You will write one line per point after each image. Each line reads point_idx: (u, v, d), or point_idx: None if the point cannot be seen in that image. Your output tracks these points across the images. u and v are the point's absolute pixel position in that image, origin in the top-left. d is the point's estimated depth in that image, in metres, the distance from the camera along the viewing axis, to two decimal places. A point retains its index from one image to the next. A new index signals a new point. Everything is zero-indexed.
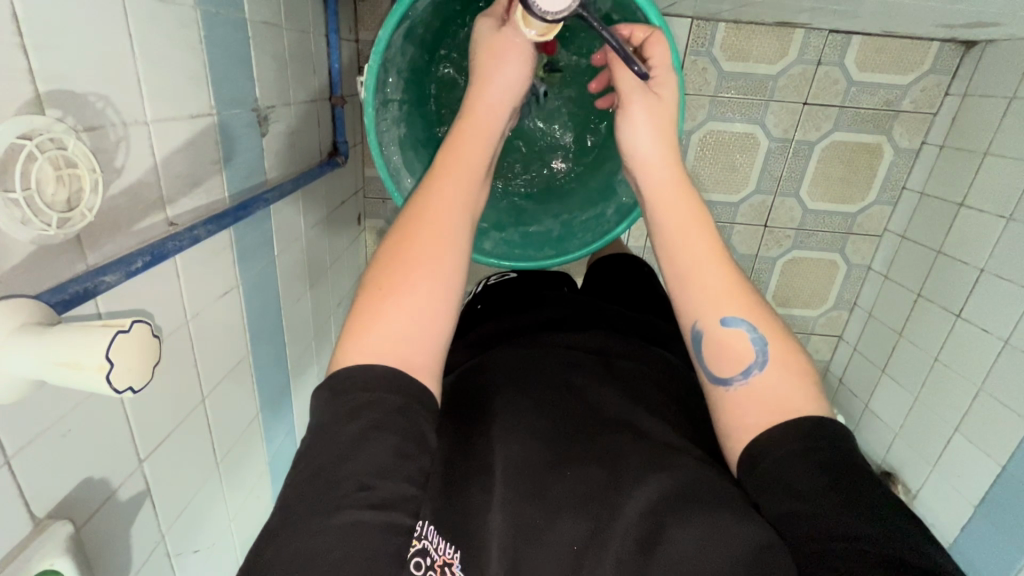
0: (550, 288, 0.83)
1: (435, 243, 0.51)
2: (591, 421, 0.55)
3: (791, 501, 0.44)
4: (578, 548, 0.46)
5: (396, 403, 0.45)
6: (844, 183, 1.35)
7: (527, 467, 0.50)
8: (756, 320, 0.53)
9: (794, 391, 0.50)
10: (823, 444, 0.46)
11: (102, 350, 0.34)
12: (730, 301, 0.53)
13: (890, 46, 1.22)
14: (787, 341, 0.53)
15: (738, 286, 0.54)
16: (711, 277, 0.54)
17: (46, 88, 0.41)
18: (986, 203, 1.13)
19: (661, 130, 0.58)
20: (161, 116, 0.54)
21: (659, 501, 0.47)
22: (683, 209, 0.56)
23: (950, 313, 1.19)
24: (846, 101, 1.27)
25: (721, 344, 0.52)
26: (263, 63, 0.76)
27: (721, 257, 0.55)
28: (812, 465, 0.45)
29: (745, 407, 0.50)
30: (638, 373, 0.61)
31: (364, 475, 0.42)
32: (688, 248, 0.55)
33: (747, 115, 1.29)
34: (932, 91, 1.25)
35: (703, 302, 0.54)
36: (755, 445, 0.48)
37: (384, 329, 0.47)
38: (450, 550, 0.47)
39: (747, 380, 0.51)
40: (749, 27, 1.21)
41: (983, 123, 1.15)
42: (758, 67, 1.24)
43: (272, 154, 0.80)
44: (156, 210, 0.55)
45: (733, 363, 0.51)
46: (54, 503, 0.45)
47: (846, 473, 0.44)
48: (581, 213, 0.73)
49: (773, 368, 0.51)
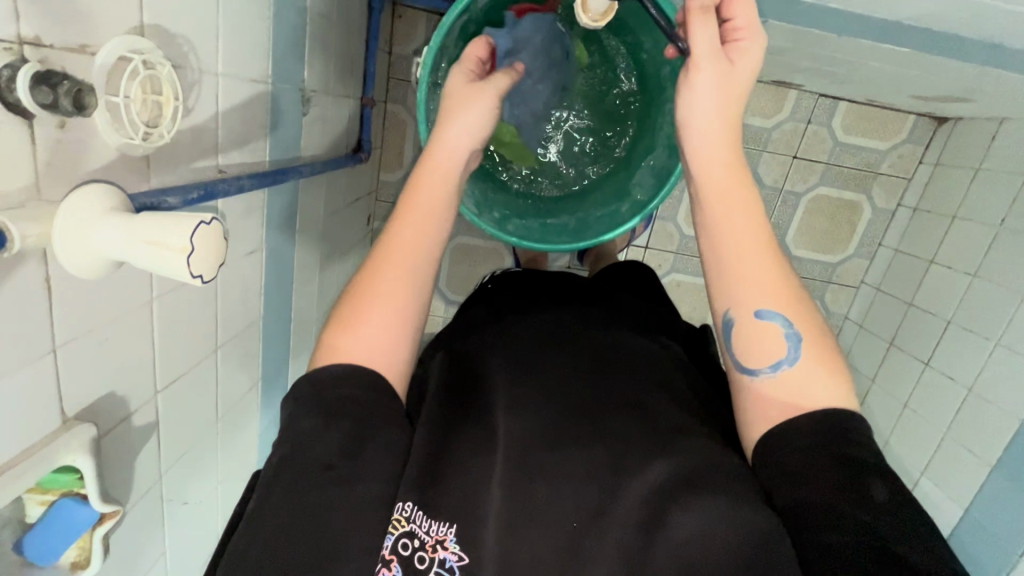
0: (559, 278, 0.86)
1: (414, 244, 0.54)
2: (598, 404, 0.54)
3: (794, 488, 0.45)
4: (578, 527, 0.47)
5: (355, 394, 0.48)
6: (826, 234, 1.45)
7: (527, 446, 0.50)
8: (797, 318, 0.50)
9: (821, 390, 0.48)
10: (840, 440, 0.45)
11: (186, 234, 0.37)
12: (769, 291, 0.50)
13: (871, 115, 1.35)
14: (828, 344, 0.50)
15: (783, 279, 0.51)
16: (753, 262, 0.51)
17: (149, 19, 0.46)
18: (954, 261, 1.23)
19: (723, 105, 0.54)
20: (228, 71, 0.59)
21: (664, 485, 0.47)
22: (733, 191, 0.53)
23: (919, 360, 1.27)
24: (830, 159, 1.39)
25: (754, 335, 0.50)
26: (312, 50, 0.82)
27: (765, 244, 0.51)
28: (811, 457, 0.45)
29: (770, 403, 0.49)
30: (645, 360, 0.62)
31: (328, 456, 0.45)
32: (734, 225, 0.52)
33: (740, 163, 1.39)
34: (908, 158, 1.38)
35: (739, 287, 0.51)
36: (768, 442, 0.47)
37: (384, 294, 0.52)
38: (443, 528, 0.46)
39: (776, 373, 0.49)
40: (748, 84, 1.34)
41: (952, 190, 1.27)
42: (754, 120, 1.36)
43: (308, 134, 0.85)
44: (210, 154, 0.58)
45: (762, 355, 0.49)
46: (82, 407, 0.47)
47: (861, 468, 0.44)
48: (595, 211, 0.78)
49: (810, 369, 0.48)
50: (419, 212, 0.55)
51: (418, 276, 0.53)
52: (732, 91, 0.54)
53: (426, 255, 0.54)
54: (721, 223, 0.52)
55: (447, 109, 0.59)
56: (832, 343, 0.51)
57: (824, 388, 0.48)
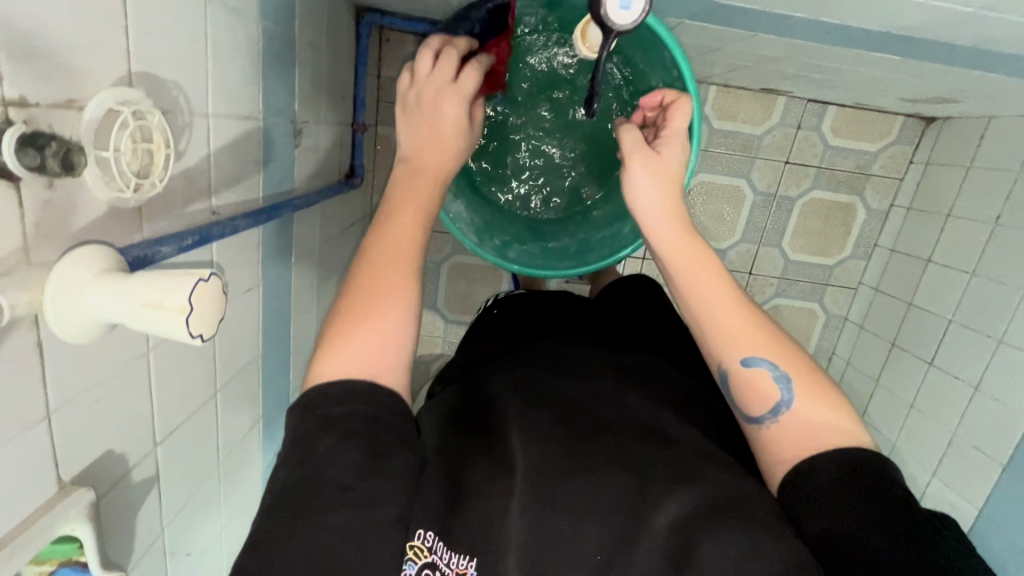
0: (563, 299, 0.86)
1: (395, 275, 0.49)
2: (619, 429, 0.51)
3: (829, 517, 0.45)
4: (603, 559, 0.43)
5: (371, 414, 0.44)
6: (822, 237, 1.45)
7: (547, 474, 0.47)
8: (779, 358, 0.54)
9: (827, 417, 0.51)
10: (864, 474, 0.47)
11: (184, 294, 0.36)
12: (752, 342, 0.54)
13: (860, 117, 1.36)
14: (814, 372, 0.54)
15: (761, 327, 0.55)
16: (733, 321, 0.54)
17: (137, 67, 0.45)
18: (951, 260, 1.23)
19: (662, 185, 0.59)
20: (219, 111, 0.58)
21: (690, 516, 0.44)
22: (697, 262, 0.56)
23: (923, 360, 1.26)
24: (822, 163, 1.39)
25: (748, 386, 0.53)
26: (302, 82, 0.81)
27: (738, 300, 0.55)
28: (836, 485, 0.47)
29: (784, 442, 0.51)
30: (664, 386, 0.61)
31: (344, 478, 0.41)
32: (703, 294, 0.55)
33: (733, 170, 1.40)
34: (898, 158, 1.38)
35: (723, 342, 0.54)
36: (791, 476, 0.50)
37: (371, 326, 0.47)
38: (465, 560, 0.44)
39: (777, 418, 0.52)
40: (737, 91, 1.34)
41: (944, 188, 1.28)
42: (744, 128, 1.37)
43: (301, 165, 0.84)
44: (203, 197, 0.57)
45: (761, 403, 0.53)
46: (79, 469, 0.45)
47: (894, 504, 0.45)
48: (597, 232, 0.76)
49: (806, 404, 0.52)
50: (398, 235, 0.50)
51: (416, 275, 0.50)
52: (667, 170, 0.60)
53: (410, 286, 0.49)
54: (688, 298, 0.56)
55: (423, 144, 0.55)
56: (822, 374, 0.54)
57: (829, 415, 0.51)
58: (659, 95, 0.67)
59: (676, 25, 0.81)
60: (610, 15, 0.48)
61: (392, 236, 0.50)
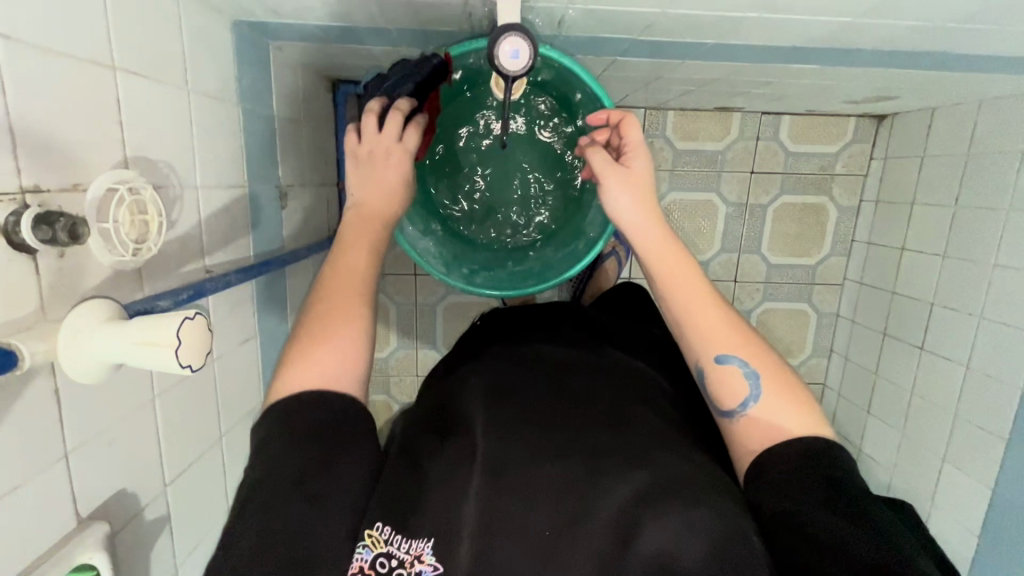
0: (538, 308, 0.91)
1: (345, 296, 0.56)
2: (582, 420, 0.55)
3: (778, 500, 0.48)
4: (550, 535, 0.47)
5: (326, 421, 0.49)
6: (798, 239, 1.49)
7: (507, 462, 0.51)
8: (751, 357, 0.57)
9: (790, 411, 0.54)
10: (816, 464, 0.49)
11: (172, 331, 0.42)
12: (728, 340, 0.58)
13: (815, 123, 1.44)
14: (781, 370, 0.57)
15: (737, 327, 0.59)
16: (712, 320, 0.58)
17: (131, 152, 0.53)
18: (923, 245, 1.27)
19: (641, 199, 0.64)
20: (207, 183, 0.66)
21: (639, 497, 0.48)
22: (678, 266, 0.61)
23: (914, 346, 1.28)
24: (787, 169, 1.46)
25: (720, 381, 0.57)
26: (284, 151, 0.90)
27: (716, 301, 0.60)
28: (791, 469, 0.49)
29: (751, 435, 0.54)
30: (631, 376, 0.64)
31: (298, 473, 0.46)
32: (683, 295, 0.59)
33: (702, 186, 1.47)
34: (859, 157, 1.45)
35: (701, 337, 0.58)
36: (753, 465, 0.53)
37: (326, 346, 0.52)
38: (421, 543, 0.47)
39: (746, 411, 0.55)
40: (694, 113, 1.43)
41: (905, 178, 1.33)
42: (706, 145, 1.45)
43: (288, 224, 0.93)
44: (196, 257, 0.64)
45: (730, 397, 0.56)
46: (95, 506, 0.50)
47: (840, 492, 0.47)
48: (557, 253, 0.83)
49: (773, 399, 0.55)
50: (350, 265, 0.59)
51: (366, 300, 0.57)
52: (644, 187, 0.65)
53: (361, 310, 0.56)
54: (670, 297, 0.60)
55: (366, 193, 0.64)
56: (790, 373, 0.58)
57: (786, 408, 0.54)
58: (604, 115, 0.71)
59: (611, 64, 0.91)
60: (500, 61, 0.56)
61: (346, 266, 0.58)
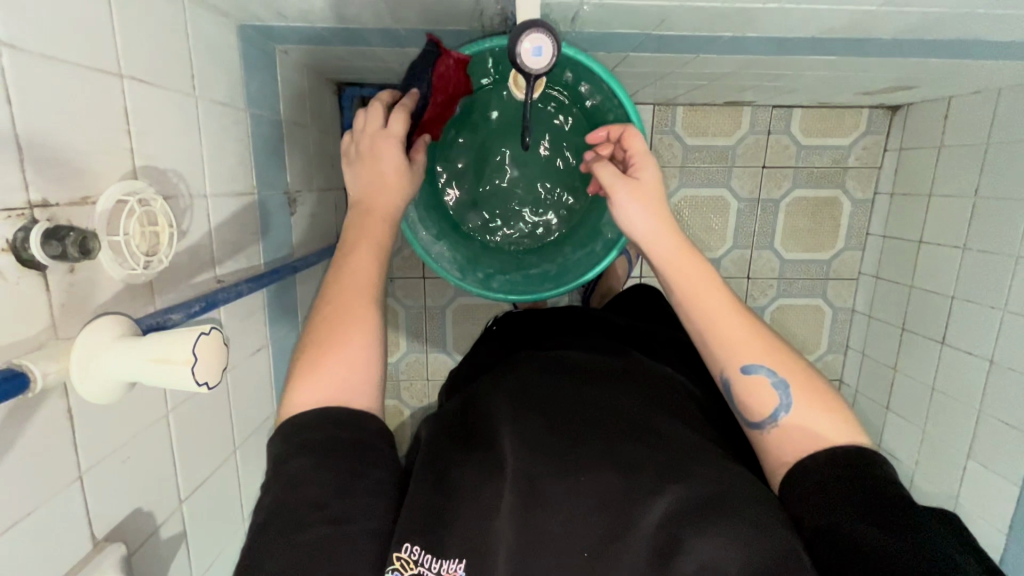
0: (551, 311, 0.90)
1: (357, 301, 0.55)
2: (611, 428, 0.53)
3: (824, 515, 0.47)
4: (589, 554, 0.46)
5: (344, 437, 0.48)
6: (812, 233, 1.47)
7: (537, 476, 0.49)
8: (777, 364, 0.56)
9: (822, 418, 0.53)
10: (860, 475, 0.48)
11: (189, 346, 0.41)
12: (752, 348, 0.56)
13: (827, 115, 1.41)
14: (808, 374, 0.56)
15: (760, 333, 0.58)
16: (735, 328, 0.57)
17: (140, 162, 0.52)
18: (942, 237, 1.24)
19: (653, 207, 0.62)
20: (216, 191, 0.65)
21: (679, 510, 0.46)
22: (693, 275, 0.59)
23: (934, 340, 1.25)
24: (799, 162, 1.43)
25: (747, 391, 0.55)
26: (292, 156, 0.89)
27: (737, 308, 0.58)
28: (832, 479, 0.49)
29: (785, 445, 0.54)
30: (653, 381, 0.62)
31: (322, 495, 0.45)
32: (702, 305, 0.58)
33: (713, 181, 1.44)
34: (873, 148, 1.42)
35: (724, 346, 0.57)
36: (791, 477, 0.52)
37: (338, 354, 0.52)
38: (455, 562, 0.45)
39: (777, 421, 0.54)
40: (703, 108, 1.41)
41: (922, 169, 1.30)
42: (717, 140, 1.42)
43: (297, 231, 0.91)
44: (208, 267, 0.63)
45: (760, 409, 0.55)
46: (112, 526, 0.49)
47: (882, 500, 0.46)
48: (574, 255, 0.81)
49: (803, 406, 0.54)
50: (359, 267, 0.57)
51: (374, 305, 0.56)
52: (655, 194, 0.63)
53: (371, 315, 0.55)
54: (689, 308, 0.59)
55: (372, 192, 0.62)
56: (819, 379, 0.57)
57: (811, 415, 0.54)
58: (604, 131, 0.72)
59: (621, 61, 0.89)
60: (522, 60, 0.55)
61: (353, 271, 0.57)
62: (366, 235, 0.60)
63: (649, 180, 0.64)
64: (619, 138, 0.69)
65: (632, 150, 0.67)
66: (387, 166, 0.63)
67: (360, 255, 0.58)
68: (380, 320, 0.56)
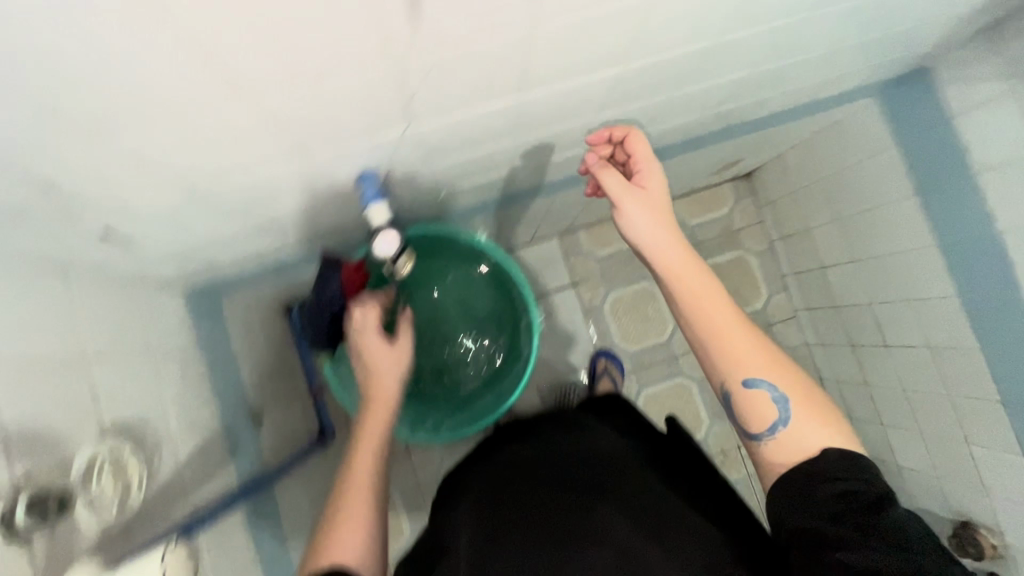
0: (524, 424, 0.98)
1: (360, 475, 0.64)
2: (582, 545, 0.59)
3: (814, 527, 0.53)
4: None
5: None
6: (736, 291, 1.62)
7: None
8: (781, 379, 0.60)
9: (816, 430, 0.58)
10: (843, 480, 0.54)
11: (155, 567, 0.47)
12: (757, 364, 0.60)
13: (700, 197, 1.66)
14: (807, 387, 0.60)
15: (766, 349, 0.61)
16: (741, 342, 0.61)
17: (110, 418, 0.62)
18: (835, 258, 1.40)
19: (657, 217, 0.65)
20: (180, 426, 0.75)
21: None
22: (697, 285, 0.62)
23: (881, 346, 1.33)
24: (696, 239, 1.63)
25: (750, 405, 0.60)
26: (254, 377, 0.99)
27: (742, 322, 0.62)
28: (822, 484, 0.54)
29: (779, 455, 0.58)
30: (623, 483, 0.69)
31: None
32: (711, 315, 0.61)
33: (633, 278, 1.61)
34: (748, 209, 1.65)
35: (729, 363, 0.61)
36: (785, 484, 0.56)
37: (347, 524, 0.59)
38: None
39: (775, 435, 0.59)
40: (599, 225, 1.63)
41: (791, 212, 1.52)
42: (621, 244, 1.62)
43: (267, 442, 0.98)
44: (176, 498, 0.69)
45: (759, 422, 0.59)
46: None
47: (861, 506, 0.53)
48: (502, 385, 1.01)
49: (802, 420, 0.58)
50: (364, 441, 0.66)
51: (377, 480, 0.64)
52: (660, 205, 0.67)
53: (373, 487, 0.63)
54: (699, 320, 0.62)
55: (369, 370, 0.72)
56: (816, 390, 0.61)
57: (804, 430, 0.58)
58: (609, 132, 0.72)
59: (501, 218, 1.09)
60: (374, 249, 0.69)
61: (358, 451, 0.65)
62: (371, 415, 0.69)
63: (657, 190, 0.67)
64: (621, 140, 0.71)
65: (637, 158, 0.70)
66: (374, 346, 0.73)
67: (368, 432, 0.67)
68: (381, 492, 0.64)
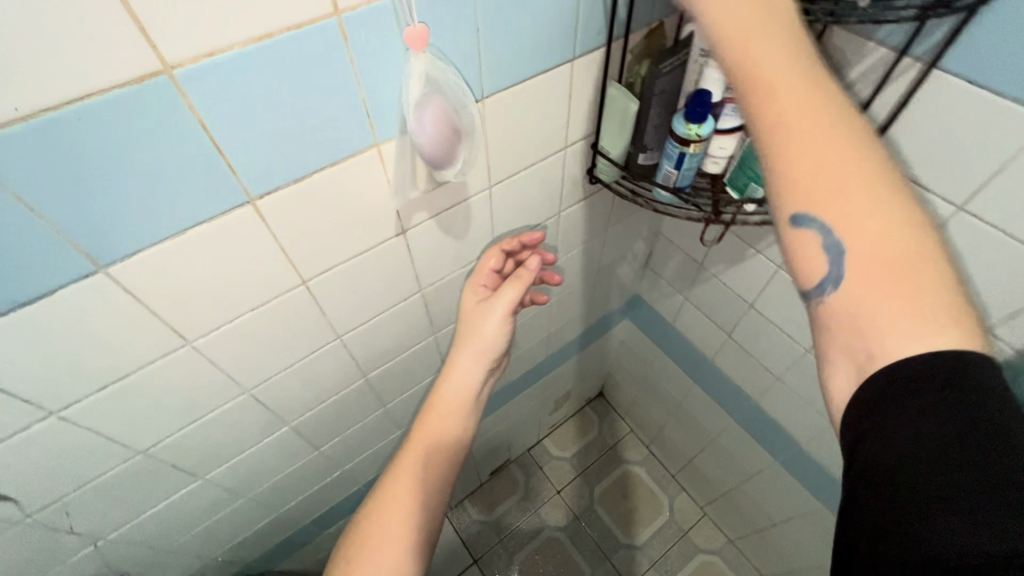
0: None
1: None
2: None
3: (892, 466, 0.30)
4: None
5: None
6: (638, 509, 1.51)
7: None
8: (883, 258, 0.34)
9: (925, 330, 0.31)
10: (954, 400, 0.29)
11: None
12: (839, 198, 0.35)
13: (567, 427, 1.65)
14: (925, 257, 0.34)
15: (874, 196, 0.35)
16: (831, 164, 0.36)
17: None
18: (695, 448, 1.37)
19: (739, 28, 0.38)
20: None
21: None
22: (791, 100, 0.37)
23: (778, 523, 1.22)
24: (579, 469, 1.58)
25: (801, 252, 0.38)
26: None
27: (859, 159, 0.36)
28: (914, 409, 0.30)
29: (842, 321, 0.35)
30: None
31: None
32: (796, 137, 0.36)
33: (532, 536, 1.48)
34: (614, 423, 1.65)
35: (792, 187, 0.37)
36: (864, 400, 0.33)
37: None
38: None
39: (828, 294, 0.37)
40: (480, 490, 1.55)
41: (645, 417, 1.53)
42: (509, 501, 1.53)
43: None
44: None
45: (813, 266, 0.37)
46: None
47: (996, 441, 0.28)
48: None
49: (902, 323, 0.32)
50: None
51: None
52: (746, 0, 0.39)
53: None
54: (778, 145, 0.37)
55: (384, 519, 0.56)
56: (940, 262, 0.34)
57: (903, 330, 0.32)
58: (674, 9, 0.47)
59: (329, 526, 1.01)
60: None
61: None
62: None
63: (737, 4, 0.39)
64: None
65: None
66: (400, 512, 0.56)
67: None
68: None
